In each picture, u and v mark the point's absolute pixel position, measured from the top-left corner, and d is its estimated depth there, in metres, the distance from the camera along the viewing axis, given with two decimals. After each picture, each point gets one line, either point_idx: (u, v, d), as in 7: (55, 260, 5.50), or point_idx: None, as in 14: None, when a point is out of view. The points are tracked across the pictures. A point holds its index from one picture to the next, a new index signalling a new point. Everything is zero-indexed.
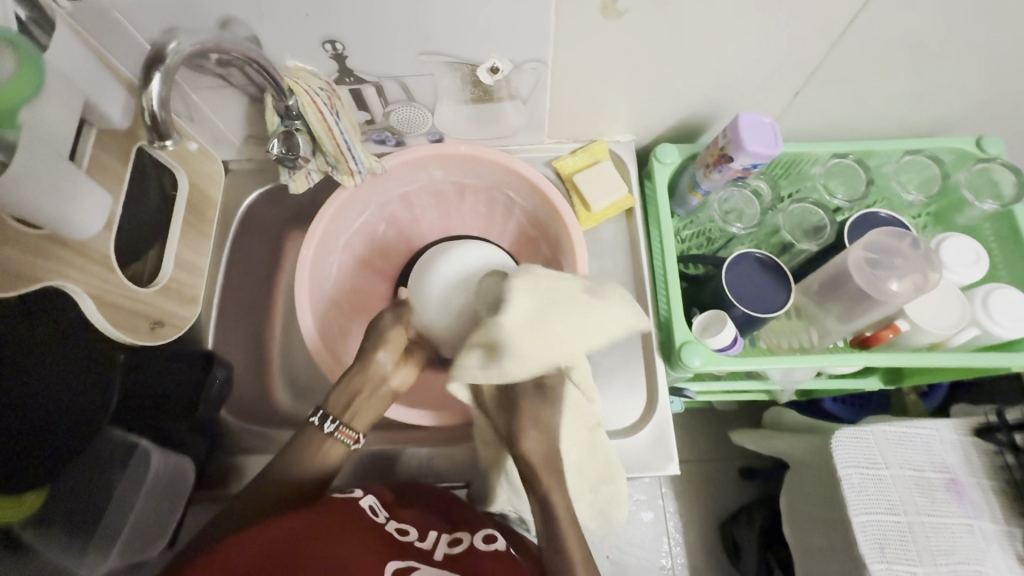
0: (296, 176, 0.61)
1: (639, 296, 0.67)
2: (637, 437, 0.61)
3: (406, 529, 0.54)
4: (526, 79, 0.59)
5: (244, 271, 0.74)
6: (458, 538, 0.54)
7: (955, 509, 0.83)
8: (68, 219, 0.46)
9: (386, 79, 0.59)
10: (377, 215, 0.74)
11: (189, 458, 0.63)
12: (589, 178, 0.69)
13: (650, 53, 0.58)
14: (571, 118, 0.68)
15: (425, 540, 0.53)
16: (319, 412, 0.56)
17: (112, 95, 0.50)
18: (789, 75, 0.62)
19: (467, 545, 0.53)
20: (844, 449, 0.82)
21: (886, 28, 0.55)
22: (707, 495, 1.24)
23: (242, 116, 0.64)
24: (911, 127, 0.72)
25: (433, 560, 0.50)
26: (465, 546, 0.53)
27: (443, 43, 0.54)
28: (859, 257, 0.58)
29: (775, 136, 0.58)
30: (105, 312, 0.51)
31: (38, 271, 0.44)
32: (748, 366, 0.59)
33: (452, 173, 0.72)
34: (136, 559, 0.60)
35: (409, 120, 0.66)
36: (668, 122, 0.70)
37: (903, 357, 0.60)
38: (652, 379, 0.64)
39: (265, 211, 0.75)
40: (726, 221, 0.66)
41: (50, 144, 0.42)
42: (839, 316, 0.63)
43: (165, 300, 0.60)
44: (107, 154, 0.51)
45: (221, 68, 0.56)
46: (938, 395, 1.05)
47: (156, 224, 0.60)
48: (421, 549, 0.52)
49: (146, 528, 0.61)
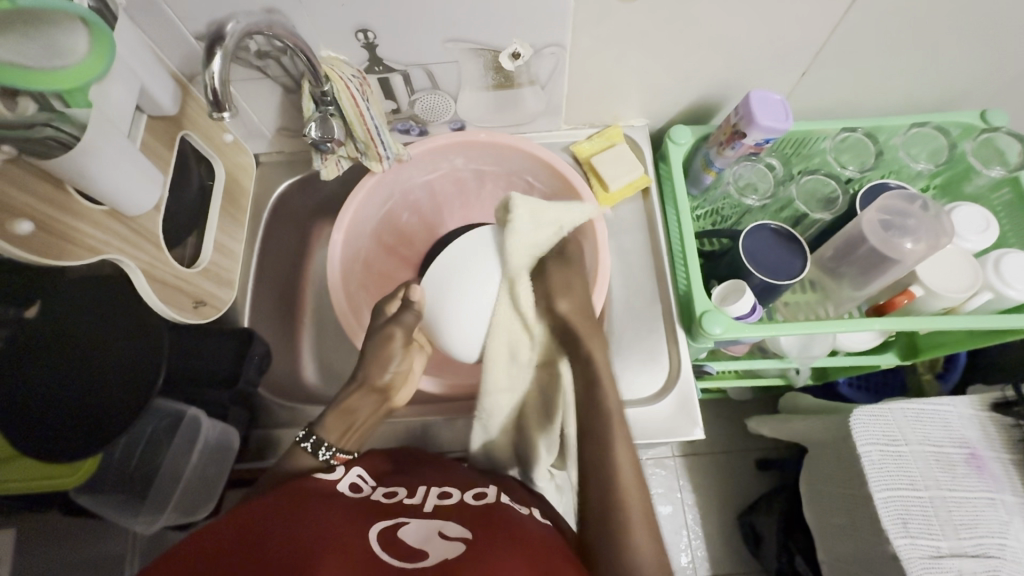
0: (328, 162, 0.65)
1: (657, 271, 0.70)
2: (662, 406, 0.63)
3: (393, 491, 0.53)
4: (544, 63, 0.63)
5: (276, 258, 0.77)
6: (447, 492, 0.54)
7: (976, 483, 0.83)
8: (124, 197, 0.49)
9: (413, 67, 0.62)
10: (401, 203, 0.77)
11: (233, 425, 0.66)
12: (606, 160, 0.72)
13: (663, 35, 0.61)
14: (587, 103, 0.71)
15: (414, 497, 0.53)
16: (310, 437, 0.57)
17: (163, 83, 0.54)
18: (797, 56, 0.65)
19: (456, 499, 0.53)
20: (863, 426, 0.83)
21: (888, 7, 0.58)
22: (726, 486, 1.24)
23: (275, 108, 0.68)
24: (917, 104, 0.75)
25: (421, 514, 0.50)
26: (456, 500, 0.53)
27: (468, 30, 0.58)
28: (872, 219, 0.60)
29: (786, 111, 0.61)
30: (155, 287, 0.54)
31: (101, 246, 0.48)
32: (767, 333, 0.61)
33: (473, 160, 0.75)
34: (185, 520, 0.64)
35: (433, 108, 0.69)
36: (679, 105, 0.73)
37: (919, 321, 0.61)
38: (674, 350, 0.66)
39: (296, 201, 0.78)
40: (742, 195, 0.69)
41: (111, 122, 0.46)
42: (852, 283, 0.65)
43: (206, 281, 0.63)
44: (156, 140, 0.54)
45: (259, 60, 0.59)
46: (955, 374, 1.06)
47: (197, 211, 0.63)
48: (410, 506, 0.51)
49: (196, 490, 0.65)
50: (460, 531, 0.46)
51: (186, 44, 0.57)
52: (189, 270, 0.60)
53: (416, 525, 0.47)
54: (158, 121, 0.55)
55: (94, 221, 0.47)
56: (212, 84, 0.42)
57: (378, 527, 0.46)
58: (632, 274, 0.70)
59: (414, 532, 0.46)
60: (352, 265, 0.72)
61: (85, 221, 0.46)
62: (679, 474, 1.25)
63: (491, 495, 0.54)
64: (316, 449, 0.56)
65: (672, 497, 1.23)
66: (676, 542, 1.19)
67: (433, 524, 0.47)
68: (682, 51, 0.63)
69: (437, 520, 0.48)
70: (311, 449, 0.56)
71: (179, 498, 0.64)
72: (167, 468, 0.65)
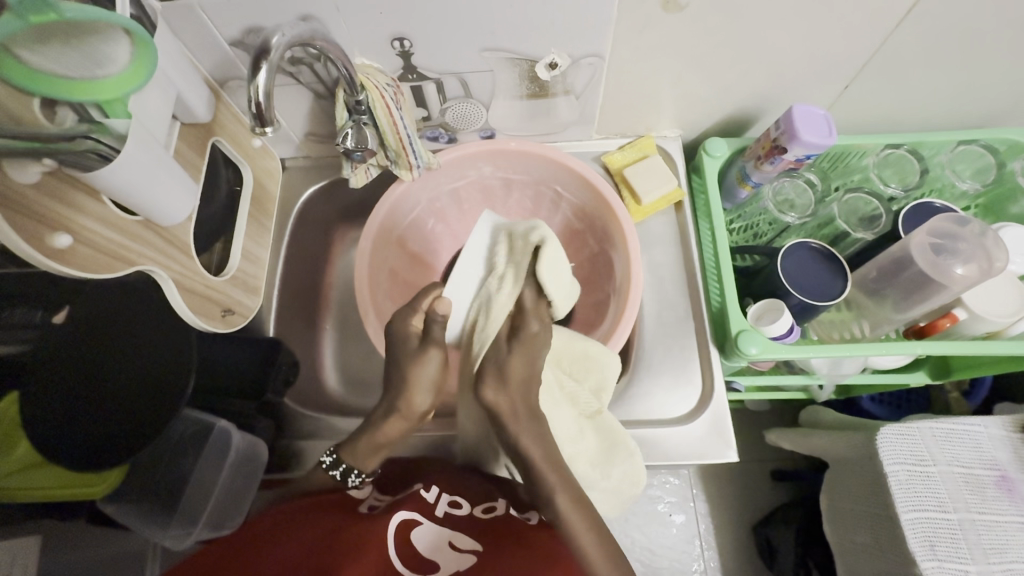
0: (357, 170, 0.64)
1: (691, 287, 0.68)
2: (694, 425, 0.62)
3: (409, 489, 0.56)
4: (581, 74, 0.61)
5: (301, 264, 0.76)
6: (458, 500, 0.55)
7: (1006, 506, 0.81)
8: (159, 207, 0.48)
9: (447, 75, 0.61)
10: (428, 210, 0.76)
11: (261, 438, 0.66)
12: (638, 172, 0.71)
13: (705, 46, 0.59)
14: (620, 113, 0.70)
15: (429, 492, 0.55)
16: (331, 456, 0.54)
17: (197, 90, 0.53)
18: (841, 69, 0.63)
19: (466, 509, 0.54)
20: (890, 445, 0.82)
21: (940, 21, 0.56)
22: (740, 496, 1.23)
23: (305, 113, 0.67)
24: (959, 121, 0.73)
25: (433, 517, 0.52)
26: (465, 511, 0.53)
27: (506, 40, 0.56)
28: (921, 242, 0.59)
29: (829, 127, 0.59)
30: (186, 298, 0.54)
31: (135, 256, 0.47)
32: (806, 354, 0.60)
33: (500, 168, 0.74)
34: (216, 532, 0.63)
35: (464, 116, 0.68)
36: (715, 116, 0.72)
37: (962, 346, 0.60)
38: (707, 368, 0.64)
39: (321, 206, 0.77)
40: (781, 211, 0.67)
41: (151, 133, 0.45)
42: (894, 305, 0.63)
43: (233, 289, 0.62)
44: (188, 147, 0.53)
45: (293, 66, 0.58)
46: (982, 393, 1.04)
47: (225, 217, 0.63)
48: (424, 502, 0.53)
49: (226, 502, 0.65)
50: (470, 543, 0.49)
51: (219, 50, 0.56)
52: (217, 278, 0.59)
53: (428, 528, 0.50)
54: (191, 128, 0.54)
55: (127, 231, 0.46)
56: (256, 96, 0.41)
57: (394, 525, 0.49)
58: (665, 289, 0.69)
59: (424, 536, 0.49)
60: (379, 274, 0.71)
61: (118, 232, 0.45)
62: (693, 483, 1.23)
63: (499, 507, 0.54)
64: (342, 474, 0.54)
65: (685, 506, 1.21)
66: (688, 552, 1.18)
67: (443, 532, 0.50)
68: (723, 64, 0.62)
69: (446, 529, 0.51)
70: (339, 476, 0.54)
71: (209, 511, 0.64)
72: (195, 482, 0.64)
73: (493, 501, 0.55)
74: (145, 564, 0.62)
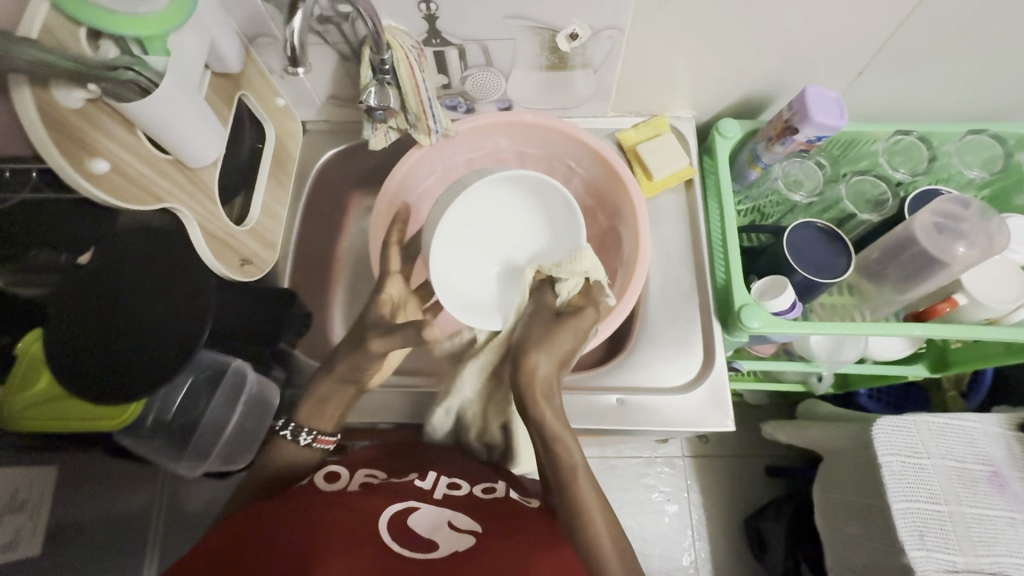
0: (377, 133, 0.66)
1: (696, 263, 0.70)
2: (693, 395, 0.63)
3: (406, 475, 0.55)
4: (601, 47, 0.63)
5: (316, 226, 0.78)
6: (457, 483, 0.54)
7: (998, 501, 0.82)
8: (190, 148, 0.50)
9: (469, 42, 0.63)
10: (442, 179, 0.77)
11: (274, 381, 0.71)
12: (650, 149, 0.72)
13: (725, 25, 0.60)
14: (636, 90, 0.72)
15: (425, 480, 0.54)
16: (290, 425, 0.58)
17: (229, 41, 0.55)
18: (855, 55, 0.64)
19: (466, 491, 0.53)
20: (885, 437, 0.82)
21: (955, 11, 0.57)
22: (734, 491, 1.23)
23: (329, 74, 0.68)
24: (972, 112, 0.73)
25: (431, 501, 0.51)
26: (464, 492, 0.53)
27: (529, 8, 0.58)
28: (925, 221, 0.60)
29: (841, 109, 0.60)
30: (209, 243, 0.56)
31: (160, 191, 0.48)
32: (807, 329, 0.61)
33: (516, 141, 0.75)
34: (228, 465, 0.72)
35: (483, 85, 0.69)
36: (729, 98, 0.73)
37: (959, 327, 0.61)
38: (710, 341, 0.66)
39: (339, 170, 0.79)
40: (789, 191, 0.69)
41: (187, 75, 0.47)
42: (895, 286, 0.65)
43: (252, 241, 0.64)
44: (216, 95, 0.55)
45: (321, 25, 0.59)
46: (980, 393, 1.04)
47: (247, 172, 0.64)
48: (421, 489, 0.52)
49: (238, 441, 0.73)
50: (469, 523, 0.48)
51: (249, 6, 0.57)
52: (237, 228, 0.61)
53: (426, 511, 0.49)
54: (220, 78, 0.56)
55: (159, 167, 0.48)
56: (291, 40, 0.44)
57: (388, 514, 0.47)
58: (671, 265, 0.70)
59: (423, 517, 0.48)
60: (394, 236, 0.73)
61: (148, 166, 0.47)
62: (688, 474, 1.25)
63: (500, 490, 0.54)
64: (297, 435, 0.57)
65: (679, 496, 1.23)
66: (679, 541, 1.19)
67: (442, 514, 0.49)
68: (739, 45, 0.63)
69: (443, 510, 0.50)
70: (292, 437, 0.57)
71: (221, 448, 0.72)
72: (210, 420, 0.71)
73: (494, 484, 0.55)
74: (152, 514, 0.69)
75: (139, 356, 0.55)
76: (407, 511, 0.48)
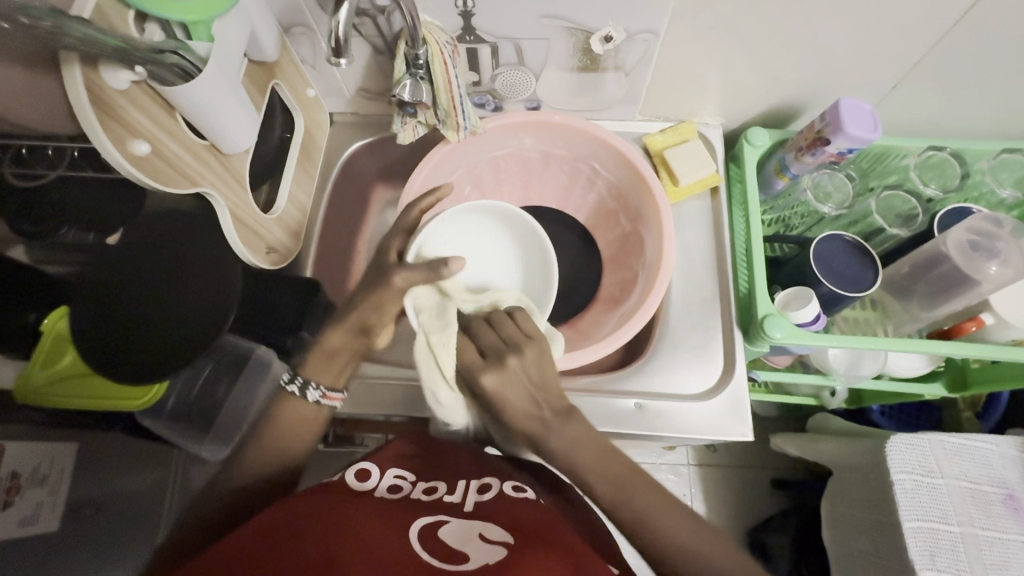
0: (406, 126, 0.66)
1: (719, 271, 0.69)
2: (710, 403, 0.63)
3: (434, 487, 0.52)
4: (634, 50, 0.62)
5: (338, 216, 0.78)
6: (487, 485, 0.52)
7: (1012, 526, 0.81)
8: (228, 135, 0.50)
9: (504, 40, 0.63)
10: (466, 176, 0.77)
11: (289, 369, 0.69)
12: (678, 154, 0.72)
13: (760, 34, 0.60)
14: (666, 95, 0.71)
15: (454, 494, 0.51)
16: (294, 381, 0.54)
17: (267, 29, 0.55)
18: (891, 67, 0.64)
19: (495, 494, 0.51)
20: (899, 454, 0.81)
21: (997, 28, 0.57)
22: (738, 501, 1.23)
23: (361, 67, 0.68)
24: (1004, 131, 0.72)
25: (460, 514, 0.47)
26: (495, 493, 0.51)
27: (565, 8, 0.58)
28: (959, 238, 0.60)
29: (875, 122, 0.60)
30: (239, 230, 0.55)
31: (196, 176, 0.49)
32: (831, 343, 0.60)
33: (542, 141, 0.75)
34: None
35: (513, 85, 0.70)
36: (759, 106, 0.73)
37: (988, 347, 0.60)
38: (730, 350, 0.66)
39: (364, 162, 0.80)
40: (818, 202, 0.69)
41: (228, 61, 0.47)
42: (921, 303, 0.64)
43: (278, 230, 0.64)
44: (252, 82, 0.55)
45: (356, 17, 0.59)
46: (995, 415, 1.03)
47: (275, 161, 0.65)
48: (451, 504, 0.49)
49: None
50: (501, 534, 0.44)
51: None
52: (266, 217, 0.61)
53: (456, 525, 0.45)
54: (255, 65, 0.56)
55: (195, 152, 0.49)
56: (336, 30, 0.44)
57: (418, 527, 0.44)
58: (693, 272, 0.70)
59: (455, 531, 0.44)
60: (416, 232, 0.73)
61: (186, 150, 0.47)
62: (692, 482, 1.24)
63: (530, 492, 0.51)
64: (303, 392, 0.53)
65: None
66: None
67: (472, 525, 0.45)
68: (774, 54, 0.63)
69: (473, 522, 0.46)
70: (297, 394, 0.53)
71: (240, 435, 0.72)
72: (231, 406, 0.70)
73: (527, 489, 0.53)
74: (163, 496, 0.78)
75: (147, 348, 0.55)
76: (437, 524, 0.45)
